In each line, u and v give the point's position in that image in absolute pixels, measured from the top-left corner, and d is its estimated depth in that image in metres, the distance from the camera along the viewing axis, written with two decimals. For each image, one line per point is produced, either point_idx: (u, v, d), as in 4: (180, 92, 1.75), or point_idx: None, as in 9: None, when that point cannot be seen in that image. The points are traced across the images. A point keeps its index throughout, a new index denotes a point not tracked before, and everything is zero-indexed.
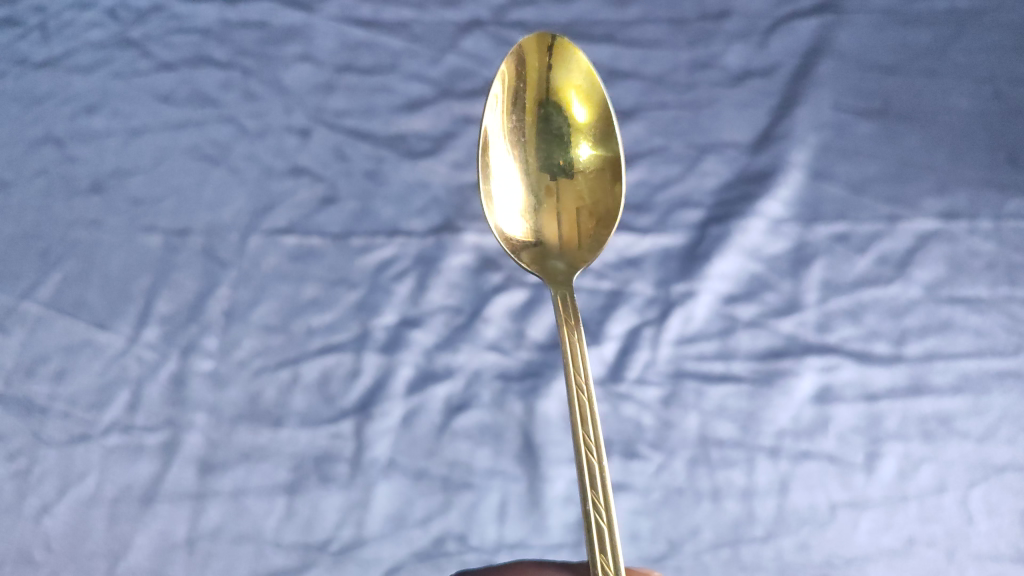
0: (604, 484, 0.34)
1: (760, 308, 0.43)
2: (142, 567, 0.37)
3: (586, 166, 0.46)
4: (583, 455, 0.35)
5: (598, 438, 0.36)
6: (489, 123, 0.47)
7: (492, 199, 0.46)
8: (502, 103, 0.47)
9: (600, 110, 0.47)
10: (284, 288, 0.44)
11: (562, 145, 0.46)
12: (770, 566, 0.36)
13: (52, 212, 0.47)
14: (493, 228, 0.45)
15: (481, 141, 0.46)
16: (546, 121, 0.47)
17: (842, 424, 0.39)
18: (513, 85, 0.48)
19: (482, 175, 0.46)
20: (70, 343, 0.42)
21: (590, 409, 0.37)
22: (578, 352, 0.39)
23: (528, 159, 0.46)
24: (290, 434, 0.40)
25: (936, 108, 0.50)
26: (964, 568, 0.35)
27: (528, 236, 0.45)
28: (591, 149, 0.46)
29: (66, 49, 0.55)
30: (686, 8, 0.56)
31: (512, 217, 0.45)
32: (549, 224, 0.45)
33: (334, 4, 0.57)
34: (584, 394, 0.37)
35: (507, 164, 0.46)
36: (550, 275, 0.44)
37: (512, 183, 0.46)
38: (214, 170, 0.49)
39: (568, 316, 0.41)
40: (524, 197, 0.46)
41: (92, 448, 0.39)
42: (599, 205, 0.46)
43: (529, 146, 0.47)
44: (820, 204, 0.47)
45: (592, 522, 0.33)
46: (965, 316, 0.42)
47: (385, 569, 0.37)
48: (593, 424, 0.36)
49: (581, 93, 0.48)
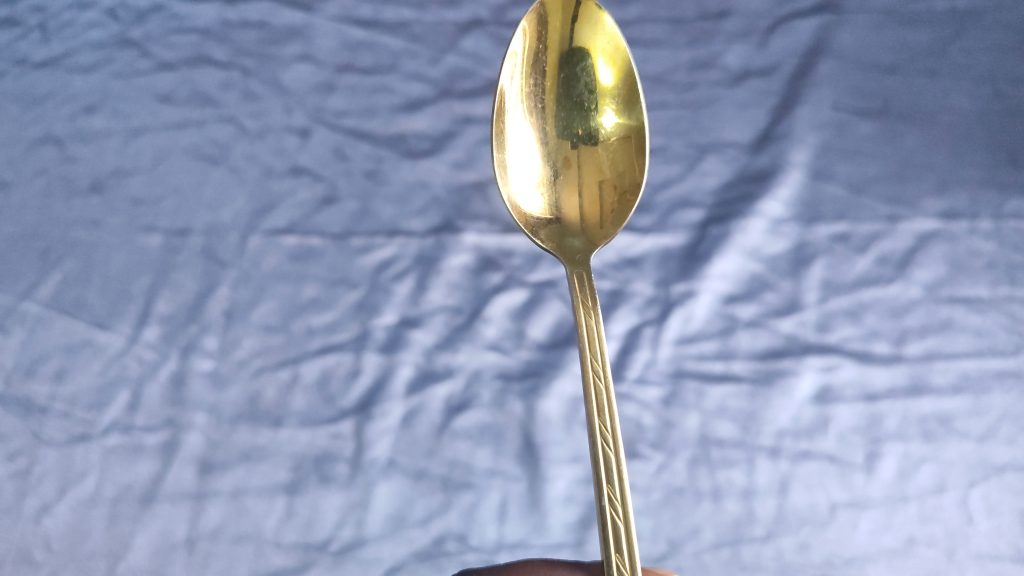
0: (622, 481, 0.34)
1: (760, 308, 0.43)
2: (142, 567, 0.37)
3: (610, 135, 0.47)
4: (601, 448, 0.35)
5: (617, 430, 0.35)
6: (506, 88, 0.47)
7: (507, 172, 0.46)
8: (521, 67, 0.48)
9: (624, 76, 0.48)
10: (284, 288, 0.44)
11: (583, 114, 0.47)
12: (770, 566, 0.36)
13: (51, 212, 0.47)
14: (508, 201, 0.45)
15: (497, 108, 0.47)
16: (568, 87, 0.47)
17: (842, 424, 0.39)
18: (533, 49, 0.48)
19: (496, 144, 0.46)
20: (69, 344, 0.42)
21: (607, 397, 0.36)
22: (595, 338, 0.38)
23: (547, 127, 0.47)
24: (290, 434, 0.40)
25: (936, 108, 0.50)
26: (965, 568, 0.35)
27: (545, 209, 0.45)
28: (615, 117, 0.47)
29: (65, 49, 0.55)
30: (686, 8, 0.56)
31: (528, 191, 0.46)
32: (568, 198, 0.45)
33: (334, 5, 0.57)
34: (601, 380, 0.37)
35: (525, 133, 0.47)
36: (567, 252, 0.44)
37: (530, 153, 0.46)
38: (214, 170, 0.49)
39: (585, 297, 0.41)
40: (542, 168, 0.46)
41: (92, 448, 0.39)
42: (622, 177, 0.46)
43: (547, 114, 0.47)
44: (820, 204, 0.47)
45: (608, 521, 0.33)
46: (965, 316, 0.42)
47: (385, 569, 0.37)
48: (612, 416, 0.36)
49: (606, 57, 0.48)
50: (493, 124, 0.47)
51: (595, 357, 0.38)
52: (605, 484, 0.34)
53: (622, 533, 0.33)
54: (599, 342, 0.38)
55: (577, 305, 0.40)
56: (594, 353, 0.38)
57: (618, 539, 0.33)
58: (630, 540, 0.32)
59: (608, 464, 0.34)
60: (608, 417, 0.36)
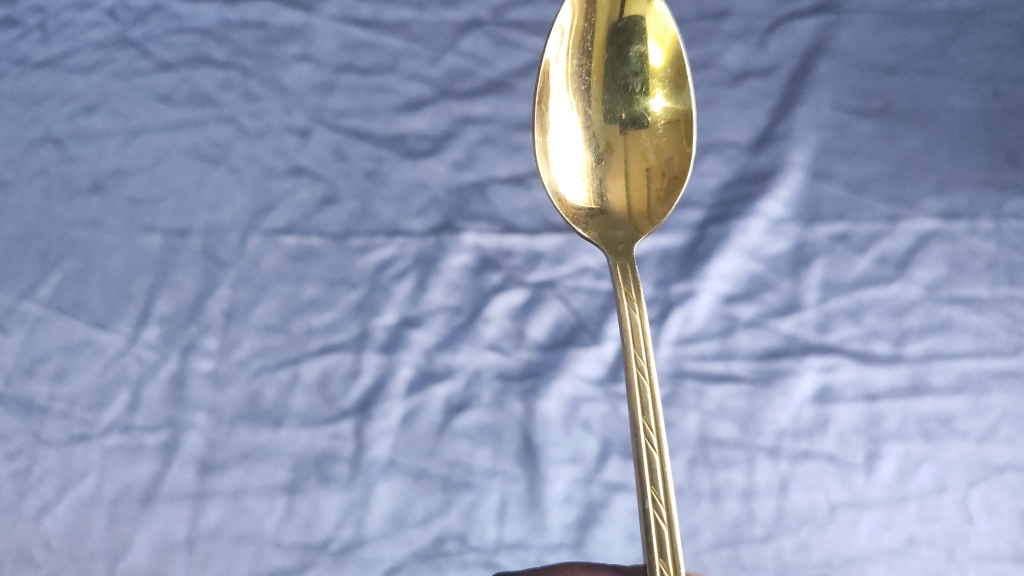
0: (666, 481, 0.34)
1: (760, 308, 0.43)
2: (143, 567, 0.37)
3: (657, 120, 0.47)
4: (642, 446, 0.35)
5: (661, 429, 0.35)
6: (552, 71, 0.48)
7: (551, 159, 0.47)
8: (567, 49, 0.48)
9: (672, 60, 0.48)
10: (283, 288, 0.44)
11: (630, 98, 0.47)
12: (770, 566, 0.36)
13: (52, 212, 0.47)
14: (552, 190, 0.46)
15: (540, 92, 0.47)
16: (616, 68, 0.48)
17: (842, 424, 0.39)
18: (580, 28, 0.48)
19: (539, 131, 0.47)
20: (69, 344, 0.42)
21: (651, 398, 0.37)
22: (640, 332, 0.39)
23: (592, 112, 0.47)
24: (290, 434, 0.40)
25: (936, 107, 0.50)
26: (964, 568, 0.35)
27: (590, 198, 0.46)
28: (663, 101, 0.47)
29: (65, 49, 0.55)
30: (686, 7, 0.56)
31: (572, 178, 0.46)
32: (613, 186, 0.46)
33: (333, 4, 0.57)
34: (645, 378, 0.37)
35: (569, 118, 0.47)
36: (610, 243, 0.44)
37: (574, 139, 0.47)
38: (214, 171, 0.49)
39: (628, 287, 0.41)
40: (586, 155, 0.46)
41: (92, 448, 0.39)
42: (669, 164, 0.47)
43: (592, 98, 0.47)
44: (820, 204, 0.47)
45: (651, 521, 0.33)
46: (965, 316, 0.42)
47: (385, 569, 0.37)
48: (655, 414, 0.36)
49: (655, 39, 0.48)
50: (537, 109, 0.47)
51: (638, 353, 0.38)
52: (649, 485, 0.34)
53: (665, 534, 0.33)
54: (643, 339, 0.38)
55: (621, 294, 0.41)
56: (638, 348, 0.38)
57: (661, 540, 0.33)
58: (674, 543, 0.32)
59: (651, 463, 0.35)
60: (651, 415, 0.36)
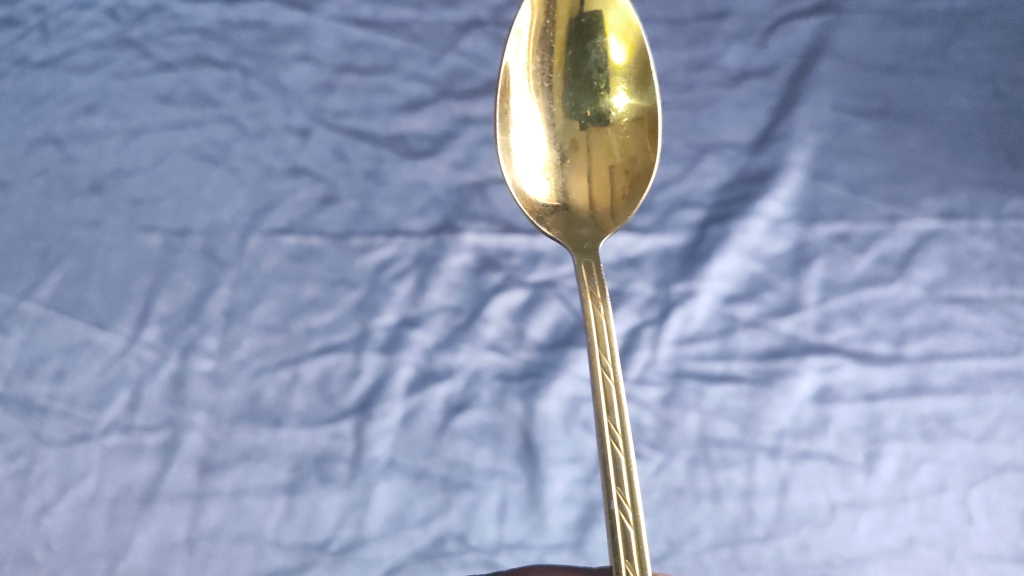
0: (631, 481, 0.34)
1: (760, 308, 0.43)
2: (143, 567, 0.37)
3: (620, 117, 0.47)
4: (608, 447, 0.35)
5: (626, 429, 0.36)
6: (512, 65, 0.47)
7: (511, 155, 0.46)
8: (528, 44, 0.47)
9: (636, 55, 0.48)
10: (284, 288, 0.44)
11: (593, 94, 0.47)
12: (770, 566, 0.36)
13: (52, 212, 0.47)
14: (514, 187, 0.46)
15: (501, 88, 0.47)
16: (578, 65, 0.47)
17: (842, 424, 0.39)
18: (540, 23, 0.48)
19: (500, 127, 0.47)
20: (69, 344, 0.42)
21: (616, 397, 0.37)
22: (604, 332, 0.39)
23: (553, 109, 0.47)
24: (290, 434, 0.40)
25: (936, 107, 0.50)
26: (964, 568, 0.35)
27: (551, 195, 0.46)
28: (626, 98, 0.47)
29: (65, 49, 0.55)
30: (686, 7, 0.56)
31: (534, 175, 0.46)
32: (576, 183, 0.46)
33: (333, 4, 0.57)
34: (609, 378, 0.37)
35: (531, 115, 0.47)
36: (575, 242, 0.45)
37: (536, 135, 0.47)
38: (214, 170, 0.49)
39: (593, 287, 0.42)
40: (548, 152, 0.46)
41: (92, 448, 0.39)
42: (634, 161, 0.47)
43: (554, 94, 0.47)
44: (820, 204, 0.47)
45: (617, 523, 0.33)
46: (965, 316, 0.42)
47: (385, 569, 0.37)
48: (620, 414, 0.36)
49: (618, 33, 0.48)
50: (498, 105, 0.47)
51: (603, 353, 0.38)
52: (614, 486, 0.34)
53: (631, 535, 0.33)
54: (609, 339, 0.39)
55: (585, 294, 0.41)
56: (602, 348, 0.38)
57: (627, 541, 0.33)
58: (639, 544, 0.33)
59: (617, 464, 0.35)
60: (616, 415, 0.36)
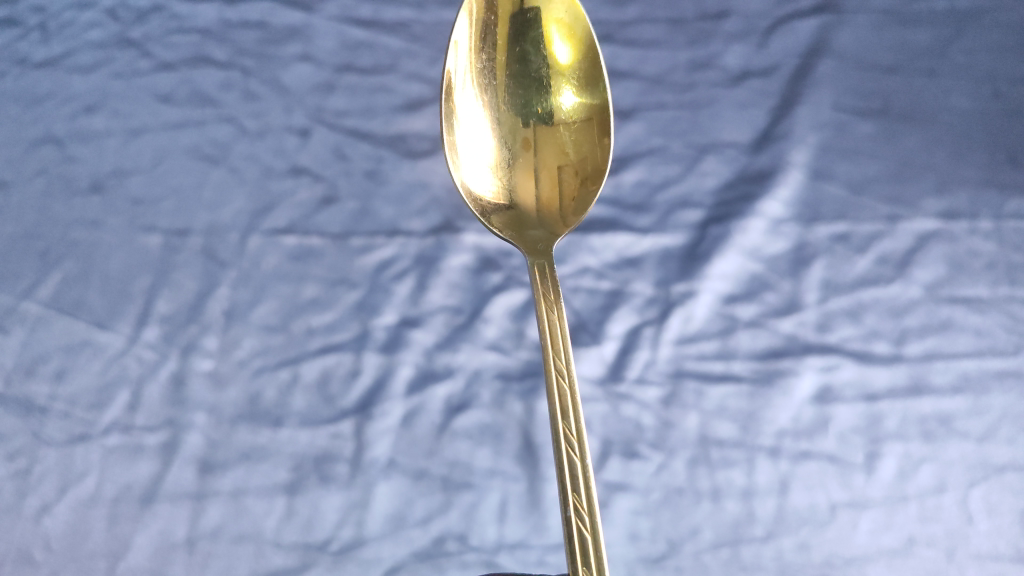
0: (587, 487, 0.35)
1: (760, 308, 0.43)
2: (142, 567, 0.37)
3: (570, 116, 0.48)
4: (564, 451, 0.36)
5: (581, 433, 0.36)
6: (456, 67, 0.48)
7: (458, 153, 0.47)
8: (471, 46, 0.49)
9: (581, 54, 0.49)
10: (284, 288, 0.44)
11: (540, 95, 0.48)
12: (771, 566, 0.36)
13: (51, 212, 0.47)
14: (462, 188, 0.46)
15: (446, 85, 0.48)
16: (523, 63, 0.49)
17: (842, 424, 0.39)
18: (484, 21, 0.49)
19: (446, 123, 0.47)
20: (69, 344, 0.42)
21: (571, 401, 0.38)
22: (559, 337, 0.40)
23: (500, 107, 0.48)
24: (290, 434, 0.40)
25: (936, 107, 0.50)
26: (965, 568, 0.35)
27: (498, 193, 0.47)
28: (574, 97, 0.48)
29: (65, 49, 0.55)
30: (686, 8, 0.56)
31: (480, 172, 0.47)
32: (524, 183, 0.47)
33: (334, 5, 0.57)
34: (564, 382, 0.38)
35: (477, 113, 0.48)
36: (528, 242, 0.45)
37: (484, 136, 0.48)
38: (214, 171, 0.49)
39: (546, 290, 0.42)
40: (497, 152, 0.47)
41: (92, 448, 0.39)
42: (585, 160, 0.48)
43: (500, 95, 0.48)
44: (820, 204, 0.47)
45: (573, 529, 0.34)
46: (965, 316, 0.42)
47: (385, 569, 0.37)
48: (576, 418, 0.37)
49: (562, 32, 0.49)
50: (445, 105, 0.48)
51: (560, 359, 0.39)
52: (571, 491, 0.35)
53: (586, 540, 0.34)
54: (564, 345, 0.40)
55: (540, 298, 0.42)
56: (557, 353, 0.39)
57: (583, 546, 0.34)
58: (596, 548, 0.34)
59: (573, 468, 0.36)
60: (572, 419, 0.37)
